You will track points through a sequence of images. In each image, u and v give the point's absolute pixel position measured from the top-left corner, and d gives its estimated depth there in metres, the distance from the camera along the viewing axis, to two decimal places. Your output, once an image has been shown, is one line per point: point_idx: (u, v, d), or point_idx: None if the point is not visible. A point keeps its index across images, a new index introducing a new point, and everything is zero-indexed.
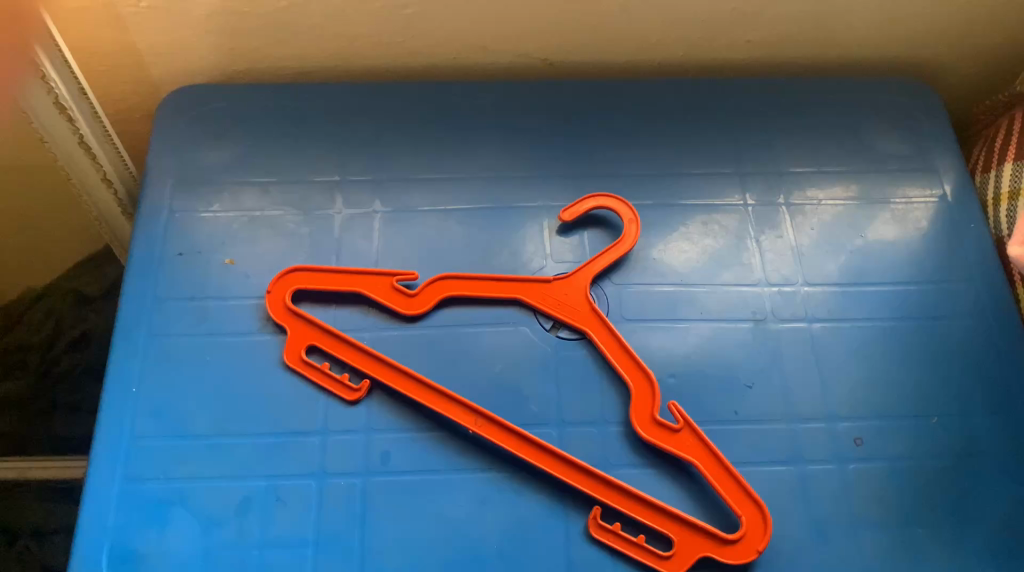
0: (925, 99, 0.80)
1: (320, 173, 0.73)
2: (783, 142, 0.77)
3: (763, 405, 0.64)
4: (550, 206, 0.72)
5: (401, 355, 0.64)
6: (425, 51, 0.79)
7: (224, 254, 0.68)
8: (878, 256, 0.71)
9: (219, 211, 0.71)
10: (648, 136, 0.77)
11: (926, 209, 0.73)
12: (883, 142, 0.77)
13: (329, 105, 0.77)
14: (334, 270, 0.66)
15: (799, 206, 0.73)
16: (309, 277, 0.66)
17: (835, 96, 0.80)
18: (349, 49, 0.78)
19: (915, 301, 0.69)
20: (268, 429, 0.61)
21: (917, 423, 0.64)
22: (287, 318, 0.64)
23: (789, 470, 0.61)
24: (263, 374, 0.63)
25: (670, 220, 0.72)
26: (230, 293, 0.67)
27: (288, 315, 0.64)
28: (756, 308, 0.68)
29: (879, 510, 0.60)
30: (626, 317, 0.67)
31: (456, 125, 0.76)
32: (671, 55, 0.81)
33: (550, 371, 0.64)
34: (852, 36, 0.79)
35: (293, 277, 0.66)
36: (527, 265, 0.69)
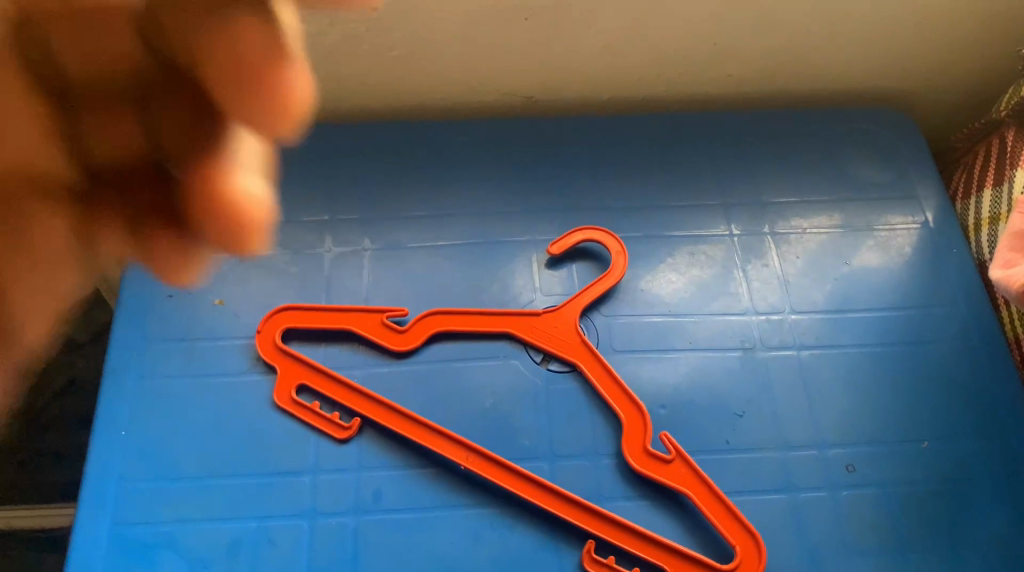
0: (906, 128, 0.82)
1: (308, 214, 0.74)
2: (765, 174, 0.78)
3: (755, 433, 0.64)
4: (539, 240, 0.73)
5: (392, 392, 0.64)
6: (414, 92, 0.80)
7: (214, 295, 0.69)
8: (862, 283, 0.71)
9: None
10: (633, 170, 0.78)
11: (910, 236, 0.74)
12: (865, 172, 0.78)
13: (318, 144, 0.78)
14: (324, 308, 0.67)
15: (783, 235, 0.74)
16: (299, 315, 0.66)
17: (817, 128, 0.81)
18: (338, 91, 0.79)
19: (901, 327, 0.69)
20: (258, 470, 0.61)
21: (908, 447, 0.64)
22: (277, 357, 0.65)
23: (782, 498, 0.61)
24: (252, 415, 0.63)
25: (657, 252, 0.73)
26: (221, 334, 0.67)
27: (277, 354, 0.65)
28: (744, 336, 0.68)
29: (874, 536, 0.60)
30: (616, 349, 0.67)
31: (444, 162, 0.77)
32: (655, 90, 0.82)
33: (539, 404, 0.64)
34: (831, 68, 0.81)
35: (285, 315, 0.66)
36: (517, 299, 0.69)
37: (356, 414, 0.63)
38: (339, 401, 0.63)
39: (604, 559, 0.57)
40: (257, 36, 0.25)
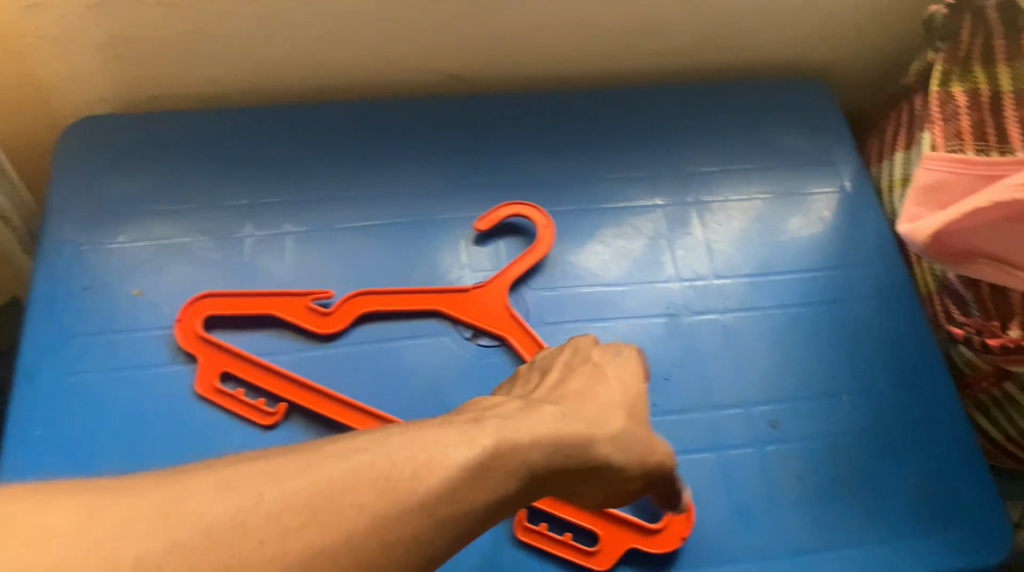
0: (821, 97, 0.84)
1: (229, 199, 0.72)
2: (689, 145, 0.79)
3: (683, 396, 0.65)
4: (466, 218, 0.72)
5: (319, 376, 0.64)
6: (335, 74, 0.79)
7: (133, 285, 0.67)
8: (783, 247, 0.73)
9: (126, 242, 0.69)
10: (559, 145, 0.78)
11: (827, 201, 0.76)
12: (783, 139, 0.80)
13: (238, 129, 0.76)
14: (247, 294, 0.65)
15: (706, 204, 0.75)
16: (220, 302, 0.65)
17: (737, 99, 0.83)
18: (256, 73, 0.77)
19: (821, 287, 0.71)
20: (183, 460, 0.60)
21: (830, 402, 0.65)
22: (198, 346, 0.63)
23: (711, 457, 0.62)
24: (177, 406, 0.62)
25: (584, 224, 0.73)
26: (141, 324, 0.66)
27: (200, 343, 0.63)
28: (669, 303, 0.69)
29: (800, 488, 0.62)
30: (545, 321, 0.68)
31: (368, 143, 0.76)
32: (577, 66, 0.83)
33: (470, 379, 0.64)
34: (749, 39, 0.82)
35: (206, 302, 0.65)
36: (444, 276, 0.69)
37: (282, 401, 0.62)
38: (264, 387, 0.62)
39: (536, 527, 0.57)
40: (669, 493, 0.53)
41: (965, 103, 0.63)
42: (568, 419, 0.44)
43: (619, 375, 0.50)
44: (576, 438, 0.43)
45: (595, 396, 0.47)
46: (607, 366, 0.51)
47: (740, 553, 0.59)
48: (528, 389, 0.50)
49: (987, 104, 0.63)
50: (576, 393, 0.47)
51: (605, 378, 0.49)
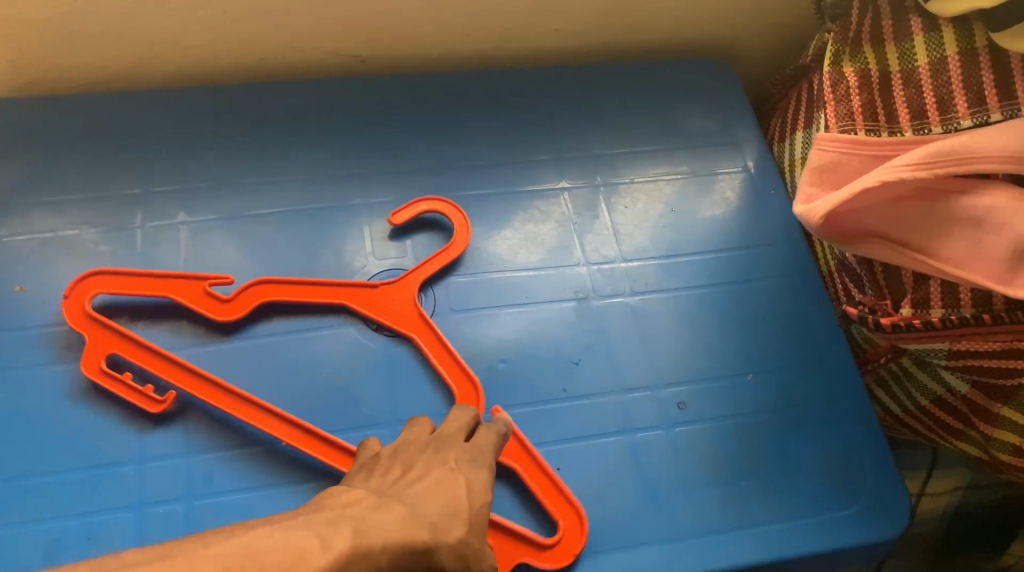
0: (724, 77, 0.85)
1: (118, 188, 0.69)
2: (595, 127, 0.79)
3: (592, 379, 0.65)
4: (370, 204, 0.71)
5: (221, 371, 0.62)
6: (229, 56, 0.76)
7: (15, 282, 0.64)
8: (690, 228, 0.74)
9: (8, 236, 0.66)
10: (464, 127, 0.77)
11: (732, 181, 0.77)
12: (689, 120, 0.81)
13: (127, 115, 0.73)
14: (142, 274, 0.63)
15: (613, 186, 0.75)
16: (109, 282, 0.62)
17: (642, 80, 0.83)
18: (145, 55, 0.74)
19: (726, 267, 0.72)
20: (77, 465, 0.57)
21: (736, 381, 0.67)
22: (84, 325, 0.60)
23: (621, 440, 0.63)
24: (68, 408, 0.59)
25: (492, 209, 0.72)
26: (25, 323, 0.62)
27: (86, 323, 0.60)
28: (578, 287, 0.69)
29: (707, 467, 0.63)
30: (454, 309, 0.67)
31: (265, 127, 0.74)
32: (482, 47, 0.81)
33: (379, 370, 0.63)
34: (651, 19, 0.83)
35: (92, 282, 0.62)
36: (349, 266, 0.68)
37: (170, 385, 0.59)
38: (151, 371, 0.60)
39: None
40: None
41: (856, 83, 0.65)
42: (417, 515, 0.40)
43: (471, 477, 0.47)
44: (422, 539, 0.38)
45: (440, 500, 0.43)
46: (459, 467, 0.48)
47: (650, 534, 0.60)
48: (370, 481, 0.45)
49: (876, 86, 0.64)
50: (422, 498, 0.43)
51: (458, 483, 0.45)
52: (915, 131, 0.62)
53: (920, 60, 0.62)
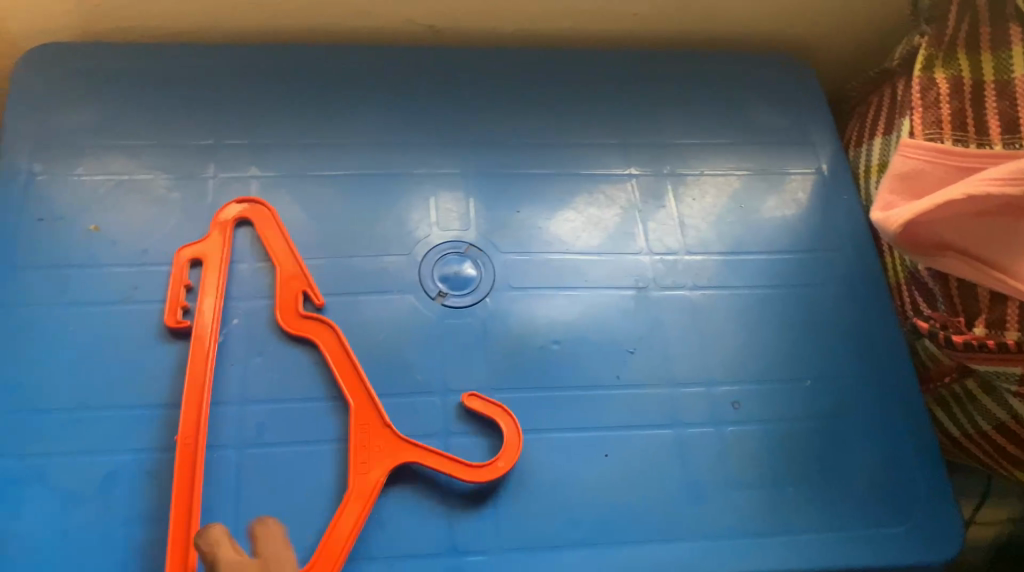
0: (803, 75, 0.83)
1: (193, 138, 0.70)
2: (667, 116, 0.78)
3: (644, 370, 0.64)
4: (436, 174, 0.71)
5: (279, 325, 0.63)
6: (308, 14, 0.76)
7: (89, 220, 0.65)
8: (756, 227, 0.72)
9: (84, 175, 0.67)
10: (535, 105, 0.76)
11: (804, 183, 0.75)
12: (763, 116, 0.79)
13: (207, 67, 0.74)
14: (280, 232, 0.66)
15: (682, 177, 0.74)
16: (256, 214, 0.66)
17: (718, 72, 0.81)
18: (226, 7, 0.74)
19: (791, 270, 0.71)
20: (134, 402, 0.59)
21: (790, 386, 0.65)
22: (215, 230, 0.65)
23: (669, 433, 0.62)
24: (130, 346, 0.61)
25: (557, 190, 0.72)
26: (96, 261, 0.64)
27: (218, 230, 0.65)
28: (638, 276, 0.68)
29: (752, 469, 0.62)
30: (512, 286, 0.67)
31: (338, 89, 0.74)
32: (558, 26, 0.81)
33: (433, 339, 0.63)
34: (733, 10, 0.81)
35: (254, 210, 0.66)
36: (412, 234, 0.68)
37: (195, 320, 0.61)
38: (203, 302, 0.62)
39: None
40: None
41: (948, 91, 0.63)
42: None
43: None
44: None
45: None
46: None
47: (690, 530, 0.59)
48: None
49: (969, 94, 0.62)
50: None
51: None
52: (1006, 144, 0.59)
53: (1019, 71, 0.61)
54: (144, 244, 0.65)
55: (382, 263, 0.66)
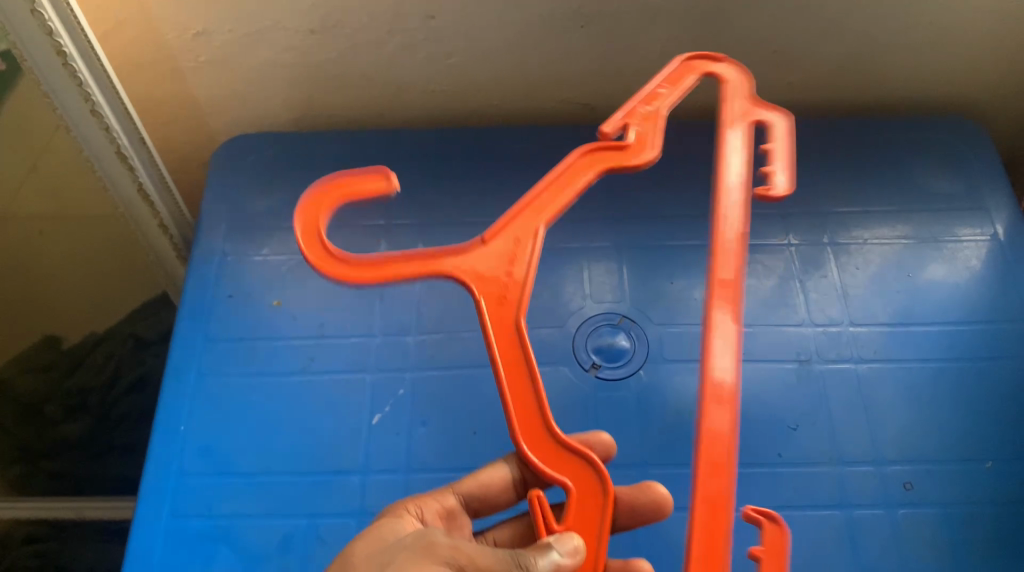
0: (973, 136, 0.79)
1: (365, 219, 0.76)
2: (825, 183, 0.76)
3: (810, 447, 0.62)
4: (590, 247, 0.73)
5: (442, 395, 0.66)
6: (470, 99, 0.81)
7: (273, 297, 0.71)
8: (926, 297, 0.69)
9: (269, 255, 0.74)
10: (688, 177, 0.77)
11: (977, 249, 0.72)
12: (928, 180, 0.76)
13: (377, 154, 0.80)
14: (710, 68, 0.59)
15: (843, 246, 0.72)
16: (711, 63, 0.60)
17: (878, 136, 0.79)
18: (396, 98, 0.80)
19: (967, 341, 0.67)
20: (310, 468, 0.63)
21: (970, 467, 0.61)
22: (687, 68, 0.60)
23: (836, 514, 0.60)
24: (308, 414, 0.65)
25: (711, 260, 0.72)
26: (278, 334, 0.69)
27: (688, 69, 0.60)
28: (800, 349, 0.67)
29: (930, 557, 0.58)
30: (667, 358, 0.67)
31: (496, 170, 0.78)
32: (712, 98, 0.81)
33: (587, 412, 0.64)
34: (897, 75, 0.79)
35: (695, 64, 0.60)
36: (567, 306, 0.70)
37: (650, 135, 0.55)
38: (625, 121, 0.55)
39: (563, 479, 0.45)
40: (496, 480, 0.54)
41: None
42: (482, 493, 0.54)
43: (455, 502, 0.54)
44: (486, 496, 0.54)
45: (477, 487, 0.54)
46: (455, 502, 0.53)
47: None
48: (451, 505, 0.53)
49: None
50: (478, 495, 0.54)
51: (445, 501, 0.53)
52: None
53: None
54: (321, 318, 0.70)
55: (538, 335, 0.68)
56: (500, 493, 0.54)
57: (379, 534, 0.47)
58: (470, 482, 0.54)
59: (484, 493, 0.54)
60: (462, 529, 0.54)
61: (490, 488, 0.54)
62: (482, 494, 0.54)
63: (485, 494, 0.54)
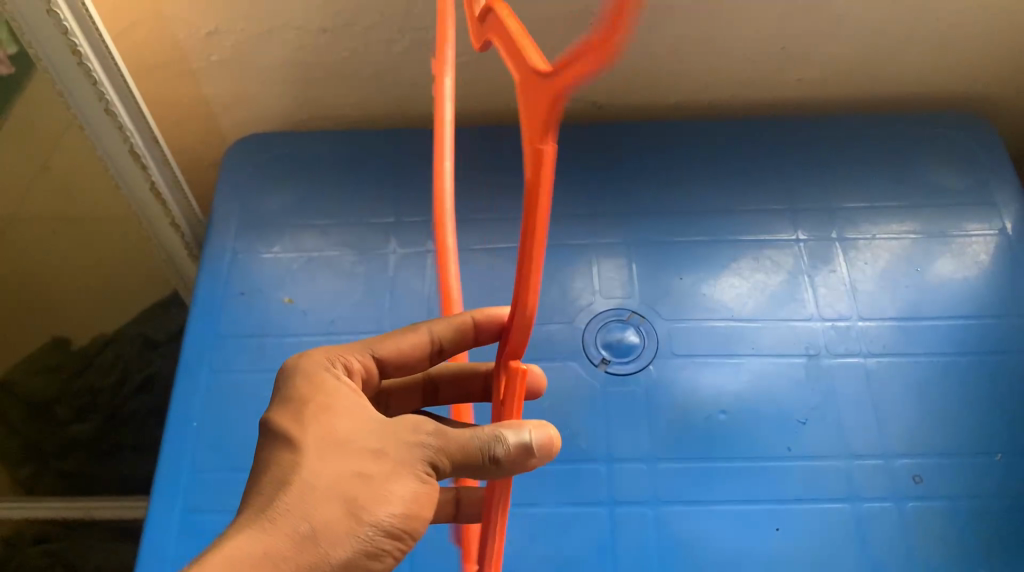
0: (981, 131, 0.79)
1: (375, 216, 0.76)
2: (833, 179, 0.77)
3: (819, 442, 0.62)
4: (599, 244, 0.73)
5: None
6: (479, 97, 0.82)
7: (284, 293, 0.72)
8: (935, 292, 0.69)
9: (279, 252, 0.74)
10: (696, 172, 0.78)
11: (986, 244, 0.72)
12: (936, 175, 0.76)
13: (388, 152, 0.81)
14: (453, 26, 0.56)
15: (852, 241, 0.73)
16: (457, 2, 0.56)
17: (886, 132, 0.80)
18: (406, 97, 0.81)
19: (975, 336, 0.67)
20: None
21: (979, 460, 0.62)
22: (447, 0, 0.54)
23: (846, 508, 0.60)
24: None
25: (718, 256, 0.72)
26: (289, 330, 0.70)
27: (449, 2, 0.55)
28: (809, 343, 0.67)
29: (940, 550, 0.58)
30: (676, 353, 0.67)
31: (506, 167, 0.79)
32: (721, 96, 0.82)
33: (597, 407, 0.64)
34: (905, 72, 0.79)
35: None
36: (576, 302, 0.70)
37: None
38: None
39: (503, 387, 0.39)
40: (408, 338, 0.45)
41: None
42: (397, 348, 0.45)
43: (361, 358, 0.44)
44: (398, 355, 0.45)
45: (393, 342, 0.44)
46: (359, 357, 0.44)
47: None
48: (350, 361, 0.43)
49: None
50: (394, 352, 0.44)
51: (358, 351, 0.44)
52: None
53: None
54: (332, 315, 0.70)
55: (547, 330, 0.68)
56: (413, 354, 0.45)
57: (354, 413, 0.38)
58: (390, 343, 0.44)
59: (394, 351, 0.44)
60: (370, 387, 0.45)
61: (402, 345, 0.45)
62: (397, 349, 0.44)
63: (396, 355, 0.45)
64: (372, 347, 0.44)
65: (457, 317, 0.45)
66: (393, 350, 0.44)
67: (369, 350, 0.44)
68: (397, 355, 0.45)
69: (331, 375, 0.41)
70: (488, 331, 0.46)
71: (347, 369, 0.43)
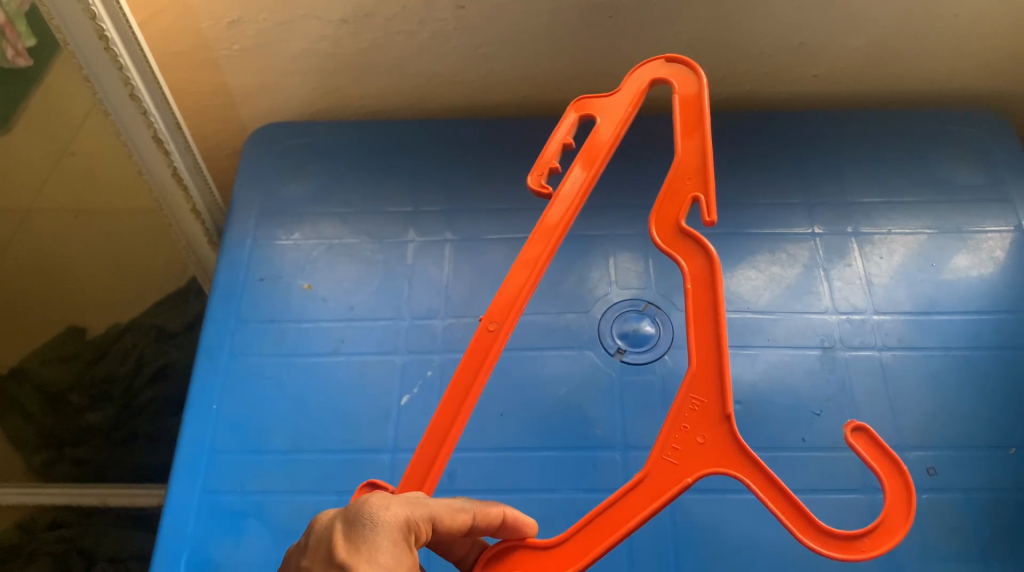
0: (997, 128, 0.79)
1: (393, 205, 0.77)
2: (849, 173, 0.77)
3: (834, 432, 0.63)
4: (616, 235, 0.74)
5: None
6: (496, 89, 0.82)
7: (304, 280, 0.73)
8: (952, 287, 0.70)
9: (299, 239, 0.75)
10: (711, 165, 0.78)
11: (1002, 241, 0.72)
12: (953, 172, 0.77)
13: (406, 142, 0.81)
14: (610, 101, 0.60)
15: (868, 236, 0.73)
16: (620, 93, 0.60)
17: (902, 127, 0.80)
18: (425, 87, 0.82)
19: (992, 329, 0.67)
20: (342, 445, 0.64)
21: (994, 454, 0.62)
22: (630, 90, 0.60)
23: (860, 498, 0.60)
24: (342, 393, 0.66)
25: (734, 249, 0.73)
26: (307, 316, 0.71)
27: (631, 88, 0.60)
28: (824, 335, 0.67)
29: (954, 541, 0.59)
30: None
31: (524, 158, 0.79)
32: (737, 90, 0.82)
33: (610, 394, 0.65)
34: (921, 68, 0.79)
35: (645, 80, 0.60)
36: (593, 292, 0.71)
37: (603, 145, 0.57)
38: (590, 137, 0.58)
39: None
40: (459, 516, 0.46)
41: None
42: (449, 521, 0.45)
43: (421, 517, 0.44)
44: (447, 527, 0.45)
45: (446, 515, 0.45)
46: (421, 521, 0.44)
47: None
48: (414, 523, 0.43)
49: None
50: (444, 523, 0.45)
51: (423, 511, 0.44)
52: None
53: None
54: (351, 302, 0.71)
55: (563, 319, 0.69)
56: (455, 528, 0.45)
57: None
58: (446, 516, 0.45)
59: (445, 522, 0.45)
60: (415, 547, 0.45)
61: (454, 518, 0.45)
62: (449, 523, 0.45)
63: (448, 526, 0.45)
64: (433, 514, 0.44)
65: (496, 511, 0.46)
66: (447, 527, 0.45)
67: (429, 512, 0.44)
68: (446, 527, 0.45)
69: (407, 557, 0.42)
70: (508, 533, 0.47)
71: (409, 528, 0.43)
